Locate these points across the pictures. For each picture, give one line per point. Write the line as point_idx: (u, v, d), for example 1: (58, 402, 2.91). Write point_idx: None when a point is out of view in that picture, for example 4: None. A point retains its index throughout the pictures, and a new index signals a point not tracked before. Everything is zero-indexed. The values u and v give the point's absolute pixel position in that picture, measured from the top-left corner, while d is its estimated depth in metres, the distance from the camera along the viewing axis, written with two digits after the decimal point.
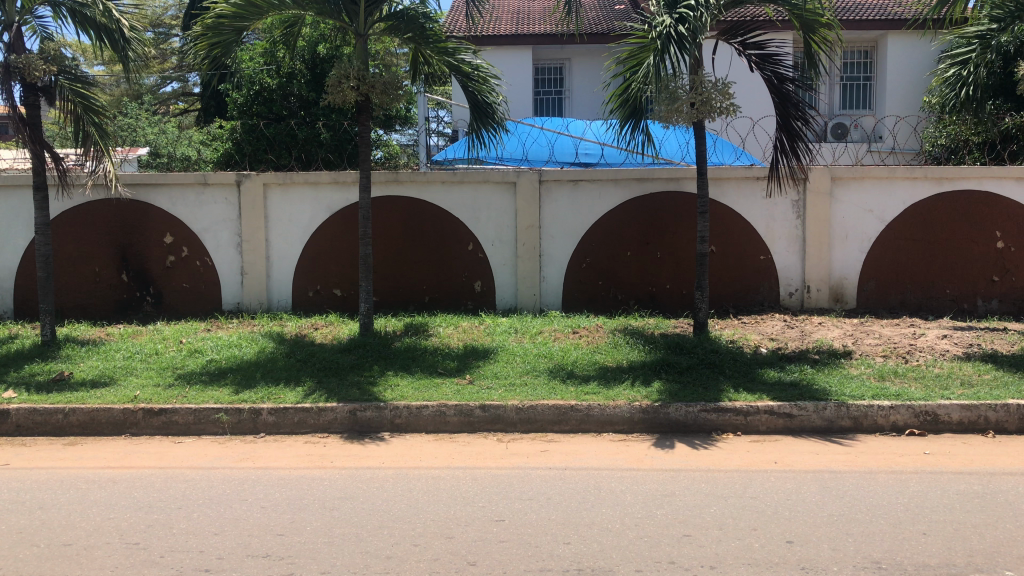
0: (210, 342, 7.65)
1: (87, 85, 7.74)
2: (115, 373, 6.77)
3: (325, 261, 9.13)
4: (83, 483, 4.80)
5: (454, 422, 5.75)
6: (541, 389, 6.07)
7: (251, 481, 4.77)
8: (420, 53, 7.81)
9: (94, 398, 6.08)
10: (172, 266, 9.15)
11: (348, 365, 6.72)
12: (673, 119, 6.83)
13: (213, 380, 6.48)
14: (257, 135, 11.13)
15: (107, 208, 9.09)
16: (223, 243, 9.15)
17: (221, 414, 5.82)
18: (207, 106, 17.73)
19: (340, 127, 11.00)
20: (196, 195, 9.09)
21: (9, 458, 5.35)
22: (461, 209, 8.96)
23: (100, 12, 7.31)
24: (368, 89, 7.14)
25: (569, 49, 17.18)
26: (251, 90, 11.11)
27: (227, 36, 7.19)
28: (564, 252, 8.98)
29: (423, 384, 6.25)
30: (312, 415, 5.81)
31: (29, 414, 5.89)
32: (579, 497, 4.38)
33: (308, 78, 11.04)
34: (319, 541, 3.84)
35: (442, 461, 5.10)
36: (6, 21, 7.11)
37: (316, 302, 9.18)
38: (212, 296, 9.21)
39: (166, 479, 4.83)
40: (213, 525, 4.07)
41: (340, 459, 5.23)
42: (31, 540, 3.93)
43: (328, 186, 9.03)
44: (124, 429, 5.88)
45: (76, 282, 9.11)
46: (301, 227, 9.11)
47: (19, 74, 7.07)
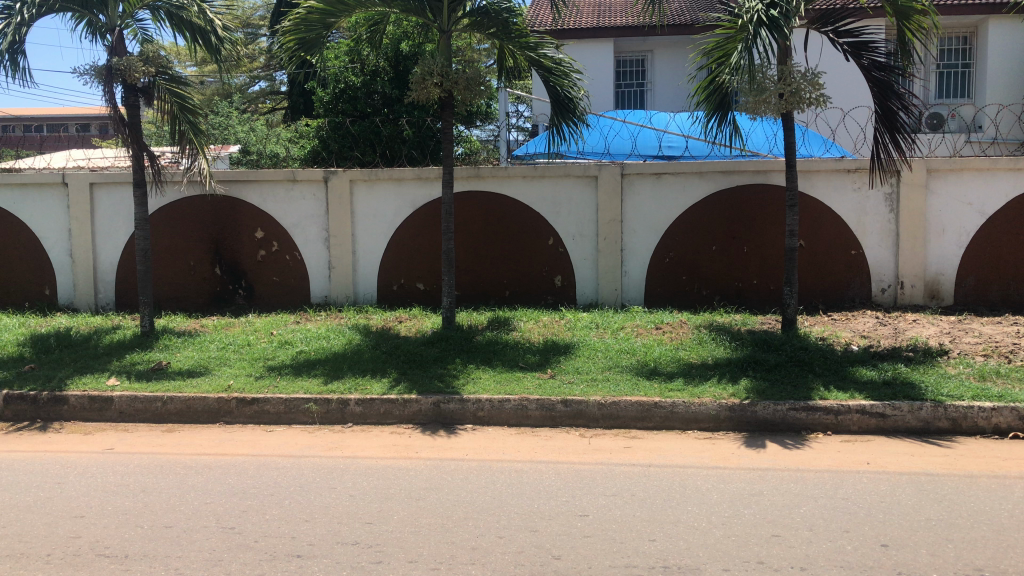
0: (299, 333, 7.87)
1: (183, 84, 8.05)
2: (210, 362, 7.03)
3: (408, 255, 9.27)
4: (182, 468, 4.99)
5: (537, 416, 5.78)
6: (624, 385, 6.03)
7: (341, 470, 4.88)
8: (504, 49, 7.82)
9: (191, 387, 6.33)
10: (263, 260, 9.42)
11: (432, 358, 6.81)
12: (760, 111, 6.67)
13: (302, 371, 6.66)
14: (343, 133, 11.29)
15: (200, 204, 9.41)
16: (311, 238, 9.36)
17: (311, 403, 5.98)
18: (293, 103, 18.13)
19: (423, 124, 11.19)
20: (285, 191, 9.33)
21: (113, 443, 5.62)
22: (542, 203, 8.95)
23: (194, 13, 7.60)
24: (451, 86, 7.20)
25: (652, 41, 16.99)
26: (337, 88, 11.41)
27: (316, 33, 7.35)
28: (646, 247, 8.91)
29: (504, 377, 6.30)
30: (398, 407, 5.91)
31: (130, 401, 6.17)
32: (665, 494, 4.34)
33: (390, 75, 11.24)
34: (406, 530, 3.90)
35: (525, 455, 5.13)
36: (109, 24, 7.44)
37: (400, 295, 9.33)
38: (300, 289, 9.44)
39: (259, 467, 4.99)
40: (304, 513, 4.18)
41: (425, 449, 5.31)
42: (135, 521, 4.11)
43: (412, 182, 9.15)
44: (218, 417, 6.09)
45: (173, 276, 9.49)
46: (385, 222, 9.26)
47: (121, 75, 7.41)
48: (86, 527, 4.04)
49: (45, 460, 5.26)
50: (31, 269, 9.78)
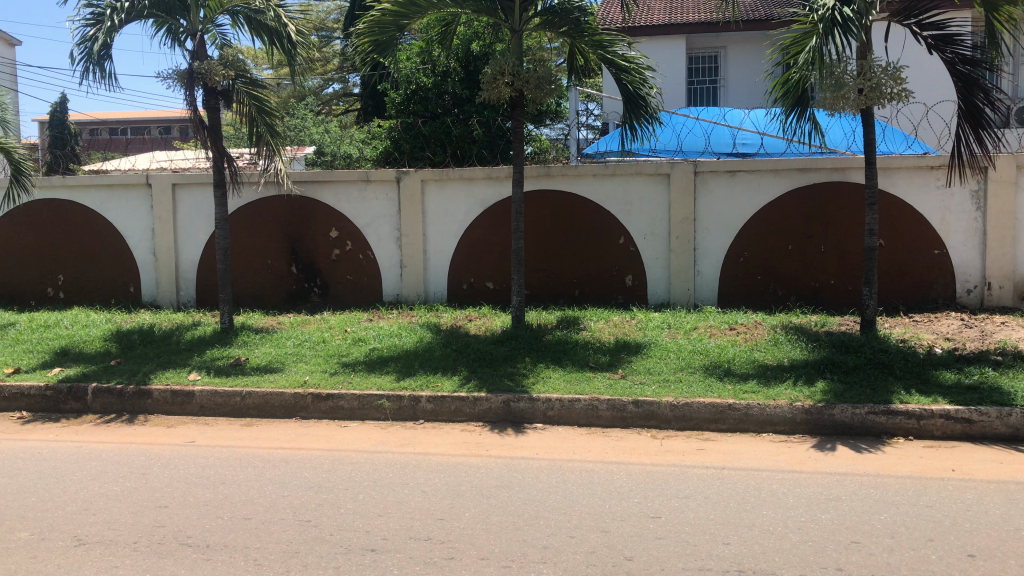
0: (372, 331, 7.99)
1: (260, 87, 8.25)
2: (287, 359, 7.19)
3: (478, 254, 9.32)
4: (260, 461, 5.12)
5: (608, 416, 5.75)
6: (697, 386, 5.94)
7: (413, 466, 4.94)
8: (575, 47, 7.80)
9: (268, 382, 6.50)
10: (337, 259, 9.59)
11: (502, 357, 6.83)
12: (839, 107, 6.49)
13: (375, 368, 6.77)
14: (415, 133, 11.49)
15: (277, 204, 9.64)
16: (384, 237, 9.50)
17: (384, 400, 6.06)
18: (366, 105, 18.42)
19: (494, 123, 11.25)
20: (359, 191, 9.49)
21: (195, 436, 5.80)
22: (613, 202, 8.90)
23: (272, 17, 7.80)
24: (523, 85, 7.20)
25: (725, 36, 16.73)
26: (408, 89, 11.55)
27: (390, 35, 7.45)
28: (720, 246, 8.78)
29: (575, 377, 6.28)
30: (468, 404, 5.95)
31: (211, 395, 6.36)
32: (739, 498, 4.27)
33: (461, 76, 11.34)
34: (477, 527, 3.92)
35: (596, 455, 5.10)
36: (191, 29, 7.68)
37: (470, 294, 9.38)
38: (373, 288, 9.58)
39: (334, 461, 5.08)
40: (377, 507, 4.24)
41: (496, 447, 5.33)
42: (216, 512, 4.23)
43: (482, 182, 9.20)
44: (294, 412, 6.22)
45: (251, 275, 9.73)
46: (457, 221, 9.33)
47: (202, 79, 7.62)
48: (170, 516, 4.18)
49: (131, 451, 5.46)
50: (118, 267, 10.16)
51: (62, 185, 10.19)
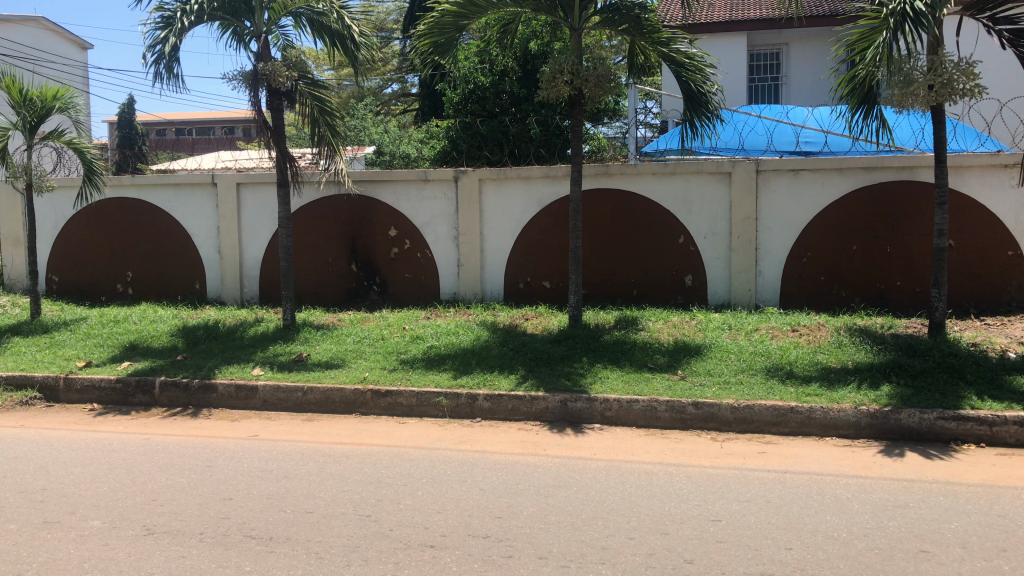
0: (430, 329, 8.05)
1: (322, 88, 8.38)
2: (347, 355, 7.29)
3: (536, 253, 9.32)
4: (321, 456, 5.20)
5: (667, 418, 5.70)
6: (758, 389, 5.85)
7: (471, 464, 4.96)
8: (634, 45, 7.75)
9: (329, 378, 6.60)
10: (395, 257, 9.69)
11: (559, 356, 6.82)
12: (908, 103, 6.28)
13: (433, 365, 6.82)
14: (473, 132, 11.55)
15: (338, 203, 9.78)
16: (442, 236, 9.56)
17: (441, 397, 6.10)
18: (423, 104, 18.56)
19: (551, 122, 11.21)
20: (418, 190, 9.56)
21: (258, 430, 5.92)
22: (673, 201, 8.81)
23: (335, 19, 7.92)
24: (582, 83, 7.17)
25: (787, 33, 16.44)
26: (466, 89, 11.54)
27: (450, 35, 7.50)
28: (782, 246, 8.63)
29: (633, 377, 6.24)
30: (525, 403, 5.96)
31: (274, 390, 6.48)
32: (802, 502, 4.19)
33: (519, 74, 11.31)
34: (535, 526, 3.93)
35: (655, 457, 5.06)
36: (256, 31, 7.83)
37: (527, 293, 9.39)
38: (431, 286, 9.65)
39: (393, 457, 5.13)
40: (436, 504, 4.27)
41: (553, 447, 5.33)
42: (279, 505, 4.31)
43: (540, 181, 9.20)
44: (354, 408, 6.30)
45: (312, 272, 9.89)
46: (514, 220, 9.34)
47: (266, 80, 7.77)
48: (235, 509, 4.27)
49: (197, 444, 5.59)
50: (184, 264, 10.42)
51: (132, 184, 10.49)
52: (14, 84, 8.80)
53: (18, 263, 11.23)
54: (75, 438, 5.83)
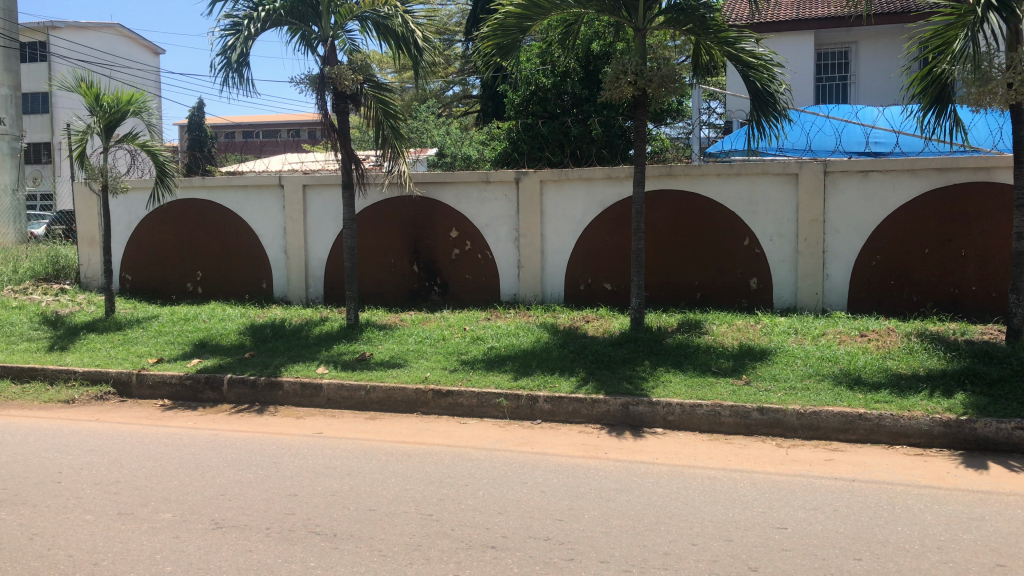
0: (491, 330, 8.07)
1: (386, 91, 8.48)
2: (408, 355, 7.36)
3: (597, 255, 9.28)
4: (383, 454, 5.26)
5: (730, 423, 5.61)
6: (825, 395, 5.73)
7: (531, 466, 4.96)
8: (700, 45, 7.65)
9: (391, 377, 6.67)
10: (457, 258, 9.75)
11: (620, 359, 6.78)
12: (986, 102, 6.02)
13: (494, 366, 6.84)
14: (534, 133, 11.56)
15: (400, 204, 9.89)
16: (502, 237, 9.58)
17: (502, 399, 6.11)
18: (485, 107, 18.65)
19: (613, 123, 11.20)
20: (479, 192, 9.60)
21: (322, 428, 6.02)
22: (737, 203, 8.69)
23: (399, 22, 8.02)
24: (646, 84, 7.11)
25: (857, 31, 16.07)
26: (528, 90, 11.63)
27: (513, 37, 7.51)
28: (850, 249, 8.44)
29: (696, 382, 6.16)
30: (586, 406, 5.93)
31: (337, 389, 6.58)
32: (871, 512, 4.08)
33: (581, 75, 11.37)
34: (597, 530, 3.90)
35: (718, 462, 4.99)
36: (323, 35, 7.97)
37: (588, 295, 9.35)
38: (492, 287, 9.68)
39: (454, 457, 5.16)
40: (497, 505, 4.28)
41: (614, 450, 5.29)
42: (342, 502, 4.37)
43: (602, 182, 9.16)
44: (416, 407, 6.36)
45: (375, 273, 10.02)
46: (576, 221, 9.32)
47: (332, 83, 7.90)
48: (299, 505, 4.35)
49: (263, 440, 5.71)
50: (252, 264, 10.65)
51: (202, 186, 10.77)
52: (92, 89, 9.10)
53: (94, 262, 11.62)
54: (147, 433, 6.00)
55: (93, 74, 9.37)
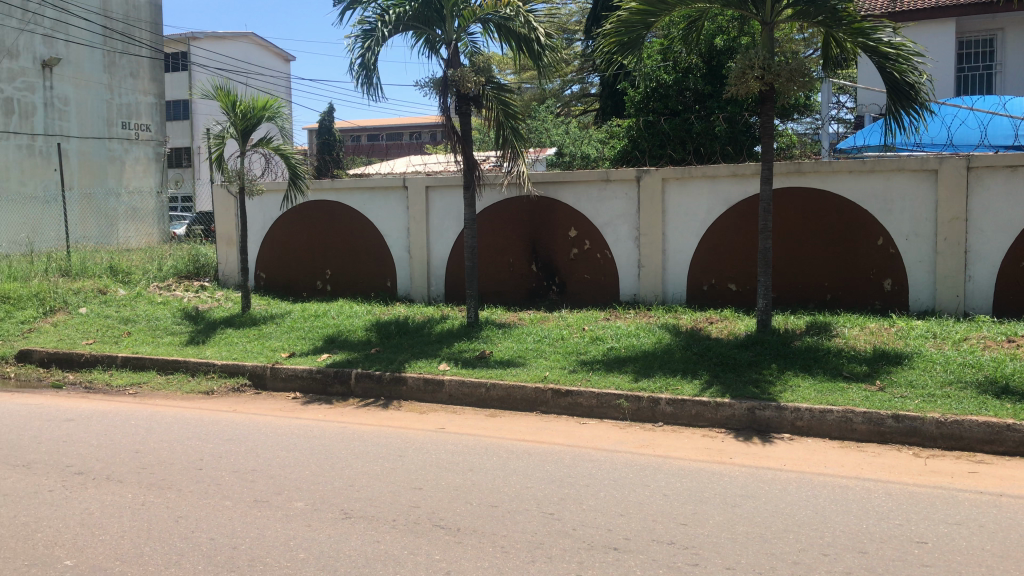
0: (611, 330, 8.02)
1: (508, 92, 8.56)
2: (528, 354, 7.41)
3: (721, 254, 9.08)
4: (504, 451, 5.31)
5: (863, 430, 5.38)
6: (968, 403, 5.41)
7: (654, 468, 4.90)
8: (831, 36, 7.35)
9: (511, 375, 6.73)
10: (576, 257, 9.73)
11: (746, 362, 6.60)
12: None
13: (615, 367, 6.79)
14: (655, 131, 11.35)
15: (520, 204, 9.96)
16: (623, 236, 9.50)
17: (622, 400, 6.07)
18: (605, 105, 18.54)
19: (739, 119, 10.91)
20: (599, 190, 9.56)
21: (444, 423, 6.14)
22: (871, 200, 8.33)
23: (521, 23, 8.07)
24: (773, 79, 6.90)
25: (1004, 16, 15.12)
26: (648, 87, 11.39)
27: (635, 34, 7.44)
28: (995, 248, 7.94)
29: (827, 387, 5.93)
30: (710, 409, 5.81)
31: (458, 385, 6.70)
32: (1021, 530, 3.82)
33: (704, 71, 11.07)
34: (722, 535, 3.82)
35: (850, 470, 4.79)
36: (447, 38, 8.13)
37: (711, 296, 9.16)
38: (611, 287, 9.61)
39: (575, 457, 5.16)
40: (618, 506, 4.25)
41: (740, 455, 5.16)
42: (465, 497, 4.44)
43: (726, 180, 8.96)
44: (535, 406, 6.40)
45: (495, 272, 10.12)
46: (698, 221, 9.15)
47: (455, 86, 8.05)
48: (423, 498, 4.44)
49: (388, 434, 5.87)
50: (377, 264, 10.97)
51: (331, 188, 11.16)
52: (229, 96, 9.57)
53: (231, 261, 12.24)
54: (280, 424, 6.28)
55: (230, 82, 9.85)
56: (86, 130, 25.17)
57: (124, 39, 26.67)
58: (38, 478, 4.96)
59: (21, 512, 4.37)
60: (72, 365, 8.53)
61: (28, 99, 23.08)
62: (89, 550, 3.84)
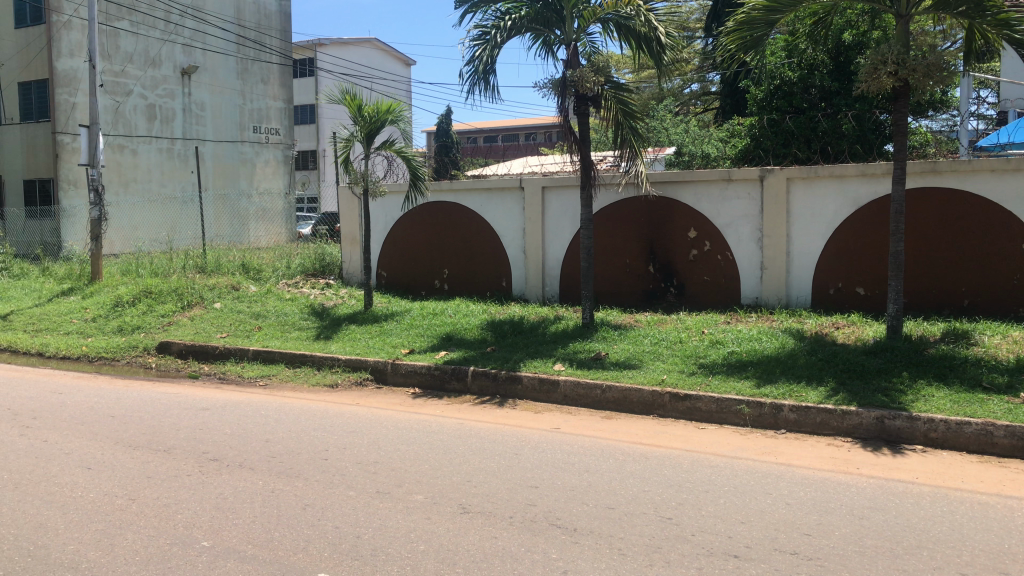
0: (731, 334, 7.84)
1: (627, 91, 8.50)
2: (645, 356, 7.33)
3: (848, 257, 8.74)
4: (621, 454, 5.28)
5: (1005, 445, 5.07)
6: None
7: (776, 476, 4.76)
8: (972, 28, 6.95)
9: (628, 377, 6.68)
10: (695, 259, 9.57)
11: (875, 369, 6.33)
12: None
13: (735, 371, 6.64)
14: (778, 130, 11.02)
15: (637, 204, 9.87)
16: (744, 238, 9.28)
17: (743, 405, 5.93)
18: (724, 103, 18.18)
19: (868, 117, 10.44)
20: (720, 191, 9.37)
21: (560, 424, 6.16)
22: (1015, 201, 7.84)
23: (642, 23, 8.00)
24: (908, 74, 6.57)
25: None
26: (771, 85, 11.09)
27: (760, 31, 7.25)
28: None
29: (964, 398, 5.62)
30: (835, 418, 5.61)
31: (574, 386, 6.70)
32: None
33: (831, 67, 10.76)
34: (850, 548, 3.68)
35: (990, 487, 4.53)
36: (566, 39, 8.13)
37: (837, 300, 8.83)
38: (731, 290, 9.40)
39: (694, 462, 5.08)
40: (739, 514, 4.15)
41: (868, 466, 4.96)
42: (582, 498, 4.44)
43: (855, 179, 8.62)
44: (652, 409, 6.33)
45: (612, 273, 10.06)
46: (824, 222, 8.84)
47: (574, 86, 8.06)
48: (540, 496, 4.47)
49: (505, 432, 5.93)
50: (494, 263, 11.09)
51: (449, 188, 11.36)
52: (355, 101, 9.90)
53: (355, 260, 12.63)
54: (400, 419, 6.44)
55: (356, 86, 10.18)
56: (220, 134, 26.50)
57: (257, 46, 27.77)
58: (177, 462, 5.27)
59: (163, 494, 4.65)
60: (208, 356, 9.01)
61: (169, 104, 24.53)
62: (223, 532, 4.05)
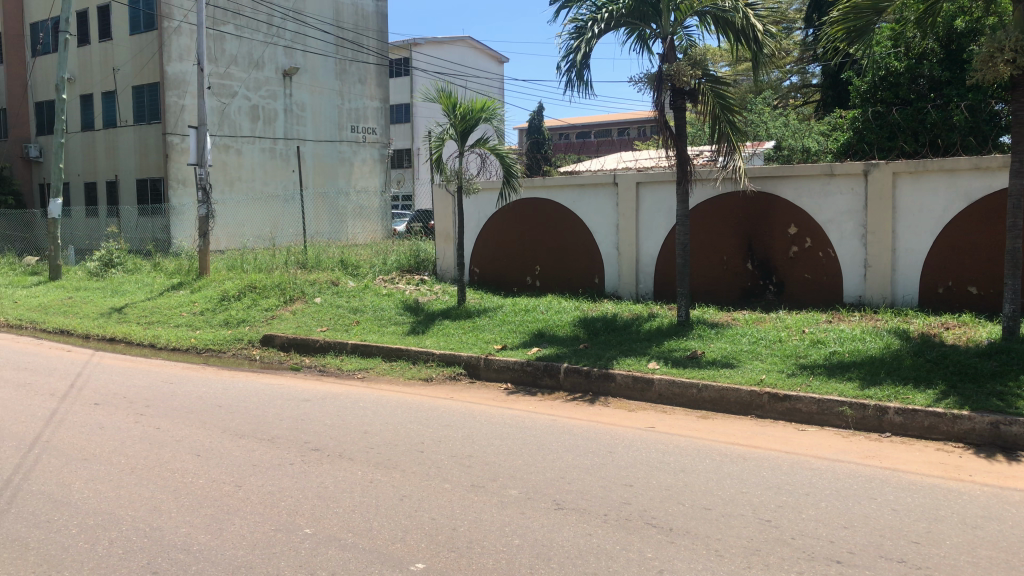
0: (834, 333, 7.60)
1: (724, 84, 8.32)
2: (742, 355, 7.18)
3: (960, 255, 8.36)
4: (717, 454, 5.20)
5: None
6: None
7: (881, 481, 4.60)
8: None
9: (725, 376, 6.56)
10: (795, 256, 9.32)
11: (989, 372, 6.03)
12: None
13: (837, 372, 6.44)
14: (884, 122, 10.61)
15: (735, 199, 9.66)
16: (848, 234, 8.98)
17: (846, 407, 5.75)
18: (826, 95, 17.64)
19: (982, 107, 9.95)
20: (822, 186, 9.10)
21: (655, 422, 6.09)
22: None
23: (740, 15, 7.82)
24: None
25: None
26: (876, 76, 10.69)
27: (865, 20, 6.99)
28: None
29: None
30: (945, 422, 5.38)
31: (669, 385, 6.62)
32: None
33: (940, 56, 10.26)
34: (961, 558, 3.52)
35: None
36: (662, 32, 8.02)
37: (947, 299, 8.46)
38: (834, 288, 9.12)
39: (794, 464, 4.95)
40: (841, 518, 4.03)
41: (981, 473, 4.74)
42: (678, 498, 4.39)
43: (967, 173, 8.23)
44: (750, 410, 6.20)
45: (708, 270, 9.89)
46: (934, 217, 8.47)
47: (670, 80, 7.95)
48: (635, 495, 4.44)
49: (598, 429, 5.92)
50: (588, 260, 11.05)
51: (543, 185, 11.38)
52: (450, 99, 10.02)
53: (449, 256, 12.79)
54: (493, 414, 6.50)
55: (451, 84, 10.30)
56: (320, 133, 27.26)
57: (354, 47, 28.43)
58: (280, 451, 5.46)
59: (267, 481, 4.82)
60: (309, 349, 9.29)
61: (271, 105, 25.39)
62: (325, 520, 4.17)
